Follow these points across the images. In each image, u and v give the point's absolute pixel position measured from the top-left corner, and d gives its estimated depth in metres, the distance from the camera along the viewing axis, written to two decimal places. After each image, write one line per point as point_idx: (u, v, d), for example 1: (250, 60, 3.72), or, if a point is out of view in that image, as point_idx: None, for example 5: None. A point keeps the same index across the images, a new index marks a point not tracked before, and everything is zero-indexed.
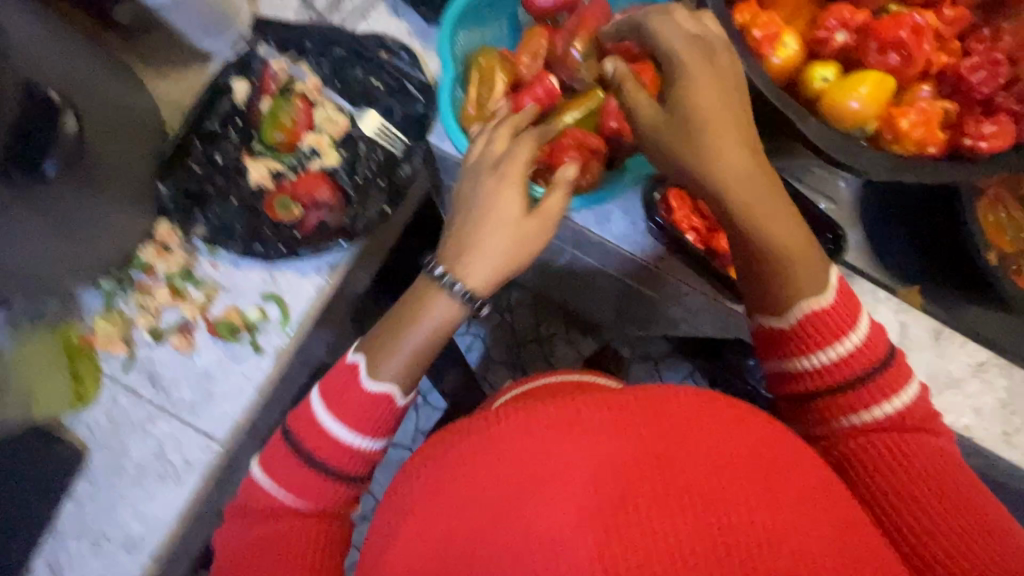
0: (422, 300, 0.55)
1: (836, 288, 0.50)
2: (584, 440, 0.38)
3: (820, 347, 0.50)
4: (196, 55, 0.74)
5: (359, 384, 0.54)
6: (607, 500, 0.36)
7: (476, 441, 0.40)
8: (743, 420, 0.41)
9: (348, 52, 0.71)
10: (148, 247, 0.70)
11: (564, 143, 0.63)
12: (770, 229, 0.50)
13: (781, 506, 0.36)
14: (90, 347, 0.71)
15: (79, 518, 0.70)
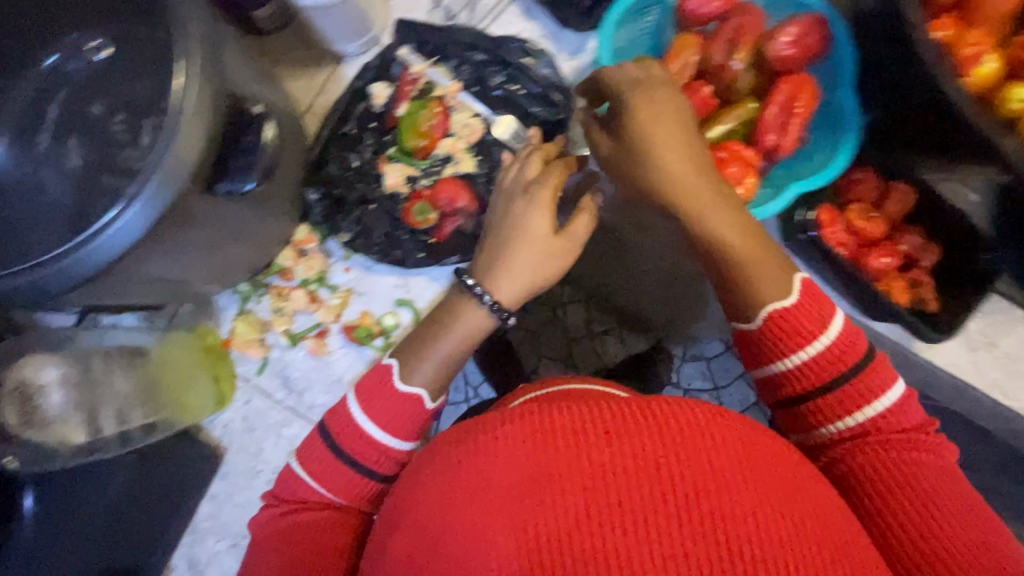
0: (455, 311, 0.58)
1: (800, 290, 0.52)
2: (532, 449, 0.39)
3: (795, 347, 0.51)
4: (327, 55, 0.72)
5: (392, 384, 0.57)
6: (537, 496, 0.37)
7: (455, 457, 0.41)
8: (715, 433, 0.40)
9: (488, 56, 0.70)
10: (286, 250, 0.70)
11: (724, 157, 0.63)
12: (753, 263, 0.54)
13: (741, 505, 0.37)
14: (228, 348, 0.70)
15: (217, 519, 0.71)
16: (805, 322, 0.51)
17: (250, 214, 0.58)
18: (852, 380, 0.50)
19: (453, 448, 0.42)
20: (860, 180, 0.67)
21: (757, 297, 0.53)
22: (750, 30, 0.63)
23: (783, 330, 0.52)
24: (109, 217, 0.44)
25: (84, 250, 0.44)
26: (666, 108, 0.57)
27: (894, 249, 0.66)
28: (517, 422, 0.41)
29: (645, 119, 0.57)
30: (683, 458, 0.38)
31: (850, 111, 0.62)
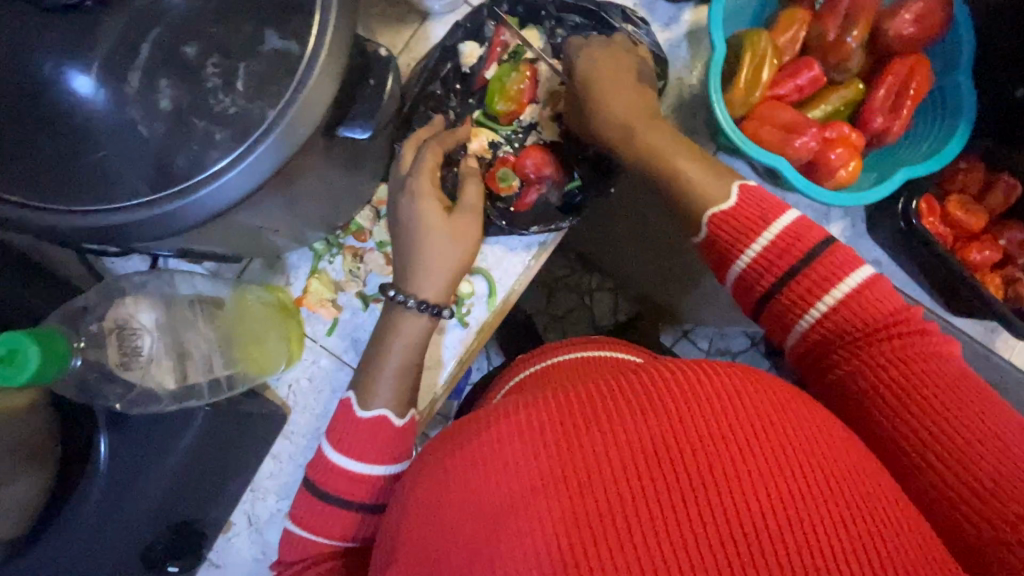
0: (392, 325, 0.61)
1: (739, 192, 0.55)
2: (508, 449, 0.42)
3: (747, 244, 0.54)
4: (413, 12, 0.70)
5: (354, 416, 0.60)
6: (544, 490, 0.40)
7: (445, 472, 0.44)
8: (675, 396, 0.42)
9: (584, 21, 0.68)
10: (365, 211, 0.69)
11: (831, 138, 0.61)
12: (698, 181, 0.57)
13: (735, 462, 0.39)
14: (300, 307, 0.70)
15: (278, 477, 0.70)
16: (755, 211, 0.54)
17: (341, 170, 0.58)
18: (807, 271, 0.51)
19: (474, 422, 0.47)
20: (966, 170, 0.64)
21: (700, 202, 0.57)
22: (870, 4, 0.60)
23: (735, 221, 0.54)
24: (216, 169, 0.46)
25: (194, 196, 0.46)
26: (619, 67, 0.62)
27: (993, 243, 0.65)
28: (493, 430, 0.44)
29: (603, 78, 0.62)
30: (688, 404, 0.42)
31: (967, 97, 0.60)
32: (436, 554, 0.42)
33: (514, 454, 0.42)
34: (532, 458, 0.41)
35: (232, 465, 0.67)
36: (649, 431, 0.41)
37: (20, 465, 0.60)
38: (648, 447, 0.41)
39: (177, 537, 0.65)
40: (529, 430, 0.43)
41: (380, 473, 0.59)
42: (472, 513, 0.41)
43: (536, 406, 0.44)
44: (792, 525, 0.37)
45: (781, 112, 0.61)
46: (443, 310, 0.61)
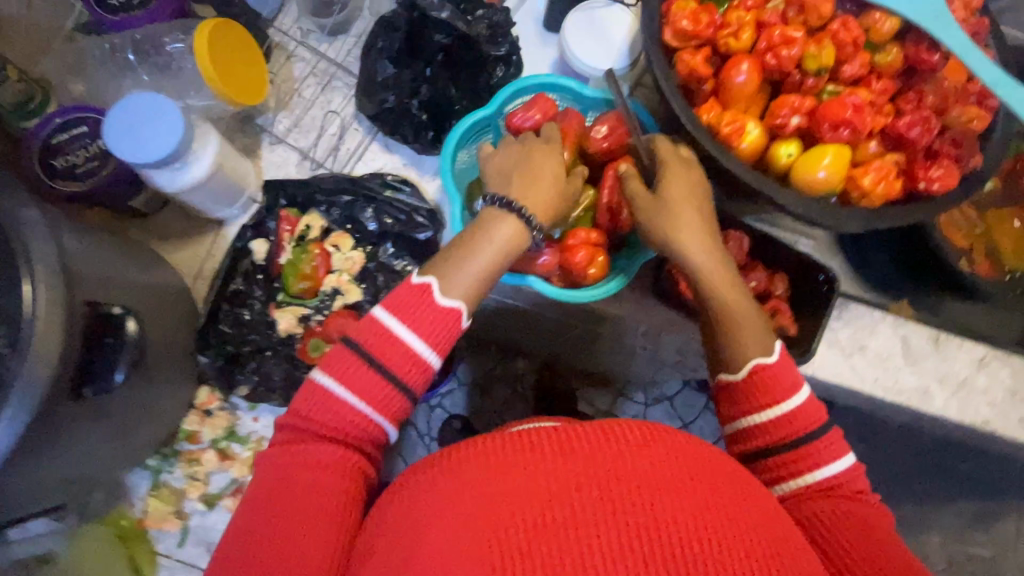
0: (488, 219, 0.59)
1: (778, 351, 0.58)
2: (454, 487, 0.41)
3: (761, 408, 0.57)
4: (209, 223, 0.78)
5: (428, 298, 0.55)
6: (479, 530, 0.38)
7: (385, 534, 0.43)
8: (607, 437, 0.42)
9: (354, 195, 0.76)
10: (191, 414, 0.71)
11: (574, 243, 0.70)
12: (745, 342, 0.58)
13: (659, 507, 0.38)
14: (145, 527, 0.70)
15: None
16: (782, 382, 0.57)
17: (140, 396, 0.60)
18: (801, 447, 0.55)
19: (414, 484, 0.45)
20: None
21: (740, 350, 0.58)
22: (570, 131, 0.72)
23: (755, 383, 0.57)
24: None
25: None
26: (671, 155, 0.61)
27: None
28: (443, 476, 0.43)
29: (670, 180, 0.60)
30: (631, 463, 0.41)
31: None
32: None
33: (454, 521, 0.39)
34: (464, 526, 0.38)
35: None
36: (596, 495, 0.39)
37: None
38: (588, 518, 0.38)
39: None
40: (477, 492, 0.40)
41: (428, 358, 0.55)
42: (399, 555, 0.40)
43: (481, 461, 0.42)
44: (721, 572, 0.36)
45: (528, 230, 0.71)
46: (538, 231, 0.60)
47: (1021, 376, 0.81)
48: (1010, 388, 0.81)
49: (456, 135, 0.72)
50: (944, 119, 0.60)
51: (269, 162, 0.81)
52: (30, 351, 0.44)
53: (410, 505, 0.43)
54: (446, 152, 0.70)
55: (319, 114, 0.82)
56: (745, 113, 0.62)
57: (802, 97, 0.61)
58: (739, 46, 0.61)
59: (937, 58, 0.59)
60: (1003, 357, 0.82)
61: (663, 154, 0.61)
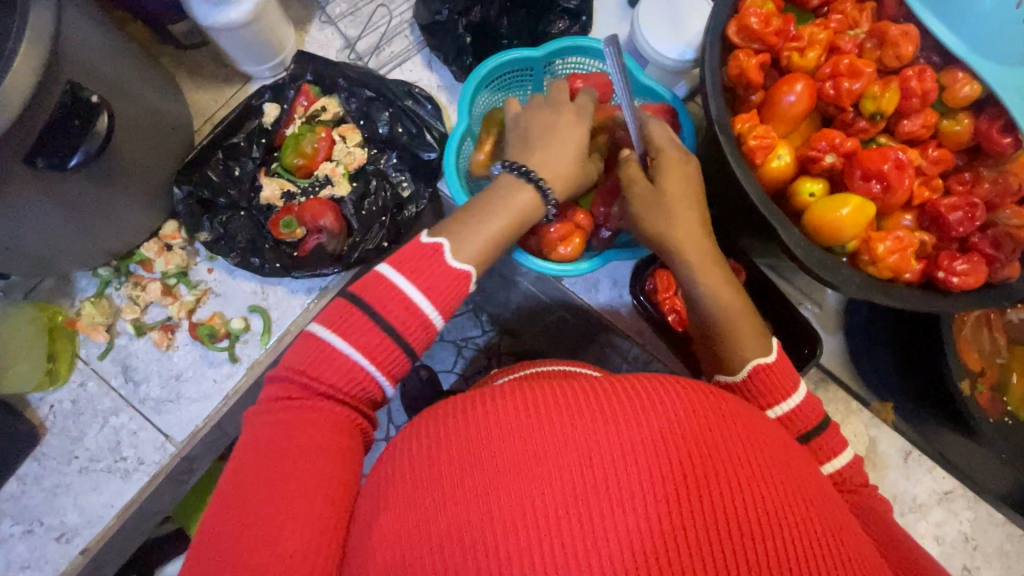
0: (510, 189, 0.55)
1: (778, 349, 0.54)
2: (558, 424, 0.39)
3: (776, 401, 0.52)
4: (237, 75, 0.79)
5: (443, 261, 0.50)
6: (612, 474, 0.37)
7: (451, 432, 0.41)
8: (707, 404, 0.41)
9: (376, 94, 0.75)
10: (151, 243, 0.73)
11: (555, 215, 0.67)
12: (742, 336, 0.54)
13: (777, 475, 0.39)
14: (74, 328, 0.72)
15: (45, 463, 0.69)
16: (785, 379, 0.52)
17: (99, 198, 0.62)
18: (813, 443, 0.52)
19: (478, 406, 0.42)
20: None
21: (741, 352, 0.54)
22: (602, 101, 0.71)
23: (770, 377, 0.52)
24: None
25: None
26: (664, 136, 0.60)
27: None
28: (522, 400, 0.41)
29: (665, 168, 0.58)
30: (737, 431, 0.40)
31: None
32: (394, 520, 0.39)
33: (584, 459, 0.38)
34: (590, 463, 0.38)
35: None
36: (718, 464, 0.38)
37: None
38: (723, 481, 0.37)
39: None
40: (595, 431, 0.39)
41: (434, 317, 0.49)
42: (510, 476, 0.38)
43: (579, 401, 0.40)
44: (840, 540, 0.37)
45: None
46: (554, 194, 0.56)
47: (982, 525, 0.74)
48: (965, 533, 0.74)
49: (483, 70, 0.70)
50: (991, 214, 0.54)
51: (313, 39, 0.81)
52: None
53: (478, 427, 0.40)
54: (471, 78, 0.68)
55: (378, 9, 0.81)
56: (780, 135, 0.58)
57: (847, 137, 0.56)
58: (802, 64, 0.57)
59: (1007, 143, 0.53)
60: (970, 499, 0.75)
61: (654, 132, 0.60)
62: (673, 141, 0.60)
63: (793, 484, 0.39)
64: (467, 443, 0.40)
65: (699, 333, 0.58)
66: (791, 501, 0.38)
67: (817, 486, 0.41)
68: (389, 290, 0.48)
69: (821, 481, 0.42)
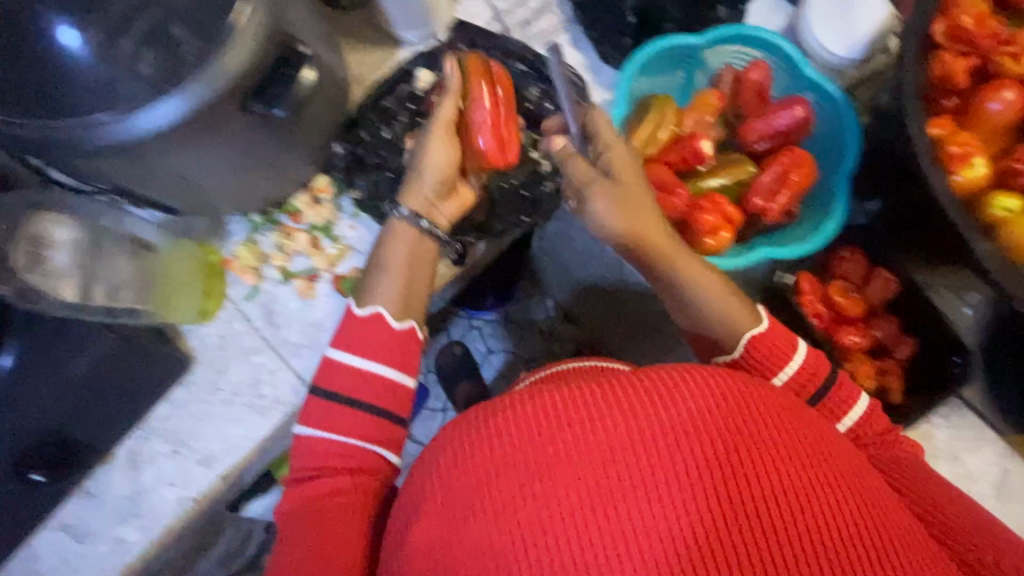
0: (387, 234, 0.67)
1: (766, 318, 0.60)
2: (598, 417, 0.47)
3: (776, 369, 0.59)
4: (389, 38, 0.81)
5: (353, 313, 0.63)
6: (656, 452, 0.45)
7: (503, 427, 0.49)
8: (715, 387, 0.48)
9: (529, 69, 0.76)
10: (302, 195, 0.76)
11: (704, 205, 0.66)
12: (728, 313, 0.61)
13: (788, 448, 0.46)
14: (227, 269, 0.76)
15: (195, 392, 0.75)
16: (780, 346, 0.59)
17: (278, 145, 0.65)
18: (827, 400, 0.60)
19: (521, 410, 0.49)
20: (847, 259, 0.69)
21: (735, 330, 0.60)
22: (765, 90, 0.70)
23: (765, 348, 0.59)
24: (121, 113, 0.52)
25: (103, 127, 0.52)
26: (607, 127, 0.63)
27: (865, 330, 0.69)
28: (558, 400, 0.49)
29: (617, 164, 0.62)
30: (751, 411, 0.47)
31: (841, 200, 0.65)
32: (490, 514, 0.46)
33: (634, 436, 0.46)
34: (637, 446, 0.45)
35: (115, 403, 0.70)
36: (744, 445, 0.46)
37: None
38: (749, 457, 0.45)
39: (58, 450, 0.67)
40: (635, 414, 0.47)
41: (393, 376, 0.62)
42: (567, 455, 0.46)
43: (604, 397, 0.48)
44: (845, 496, 0.46)
45: (662, 172, 0.68)
46: (426, 221, 0.66)
47: None
48: None
49: (648, 53, 0.68)
50: None
51: (464, 6, 0.81)
52: (213, 61, 0.52)
53: (529, 421, 0.48)
54: (635, 60, 0.67)
55: None
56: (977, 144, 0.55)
57: None
58: (1014, 71, 0.54)
59: None
60: None
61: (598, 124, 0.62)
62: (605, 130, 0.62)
63: (807, 452, 0.47)
64: (521, 442, 0.47)
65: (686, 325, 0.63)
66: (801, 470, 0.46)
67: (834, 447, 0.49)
68: (350, 370, 0.61)
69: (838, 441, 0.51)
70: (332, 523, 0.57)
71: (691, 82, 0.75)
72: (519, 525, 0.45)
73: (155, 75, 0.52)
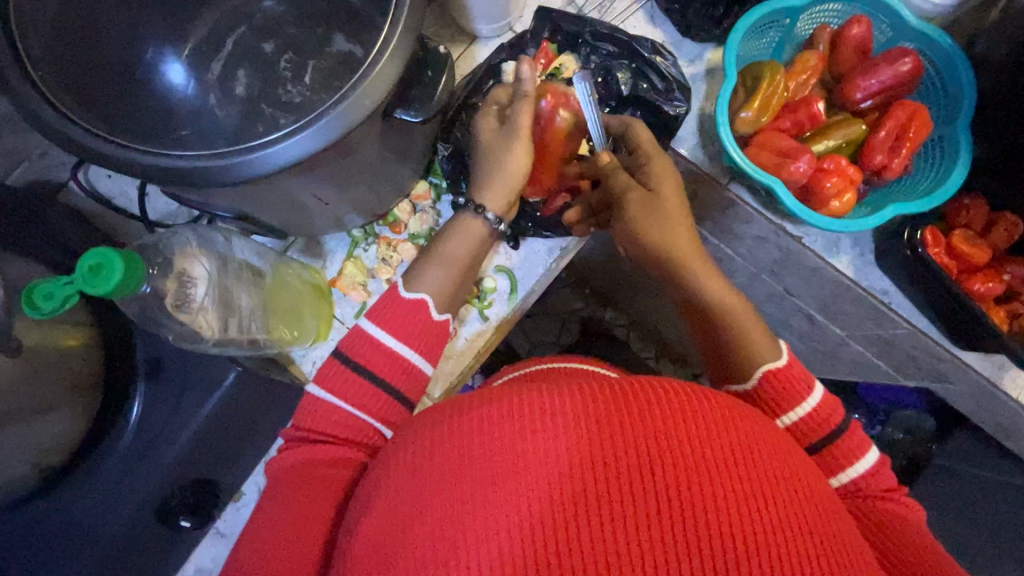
0: (450, 225, 0.67)
1: (787, 353, 0.60)
2: (524, 429, 0.42)
3: (788, 408, 0.58)
4: (463, 34, 0.79)
5: (399, 294, 0.62)
6: (558, 480, 0.40)
7: (448, 426, 0.45)
8: (647, 407, 0.43)
9: (618, 49, 0.74)
10: (403, 203, 0.74)
11: (827, 168, 0.66)
12: (753, 333, 0.61)
13: (719, 481, 0.40)
14: (333, 288, 0.74)
15: None
16: (797, 385, 0.58)
17: (387, 153, 0.62)
18: (830, 445, 0.57)
19: (467, 412, 0.45)
20: (970, 206, 0.69)
21: (754, 357, 0.60)
22: (866, 46, 0.70)
23: (785, 380, 0.58)
24: (270, 141, 0.51)
25: (257, 155, 0.50)
26: (647, 136, 0.66)
27: (998, 277, 0.68)
28: (494, 405, 0.45)
29: (656, 175, 0.65)
30: (684, 436, 0.42)
31: (963, 145, 0.65)
32: (408, 508, 0.42)
33: (520, 439, 0.42)
34: (546, 476, 0.41)
35: (240, 440, 0.68)
36: (662, 474, 0.40)
37: (60, 396, 0.61)
38: (661, 488, 0.40)
39: (191, 493, 0.65)
40: (536, 416, 0.43)
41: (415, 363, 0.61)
42: (472, 472, 0.41)
43: (538, 408, 0.43)
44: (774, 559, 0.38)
45: (777, 139, 0.67)
46: (492, 216, 0.66)
47: None
48: None
49: (748, 21, 0.68)
50: None
51: None
52: (366, 79, 0.51)
53: (466, 427, 0.44)
54: (738, 29, 0.66)
55: None
56: None
57: None
58: None
59: None
60: None
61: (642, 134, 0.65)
62: (651, 141, 0.66)
63: (740, 490, 0.40)
64: (451, 441, 0.44)
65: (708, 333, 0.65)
66: (728, 510, 0.39)
67: (767, 464, 0.42)
68: (372, 343, 0.59)
69: (785, 459, 0.43)
70: (317, 494, 0.53)
71: (783, 45, 0.74)
72: (415, 518, 0.41)
73: (248, 91, 0.51)
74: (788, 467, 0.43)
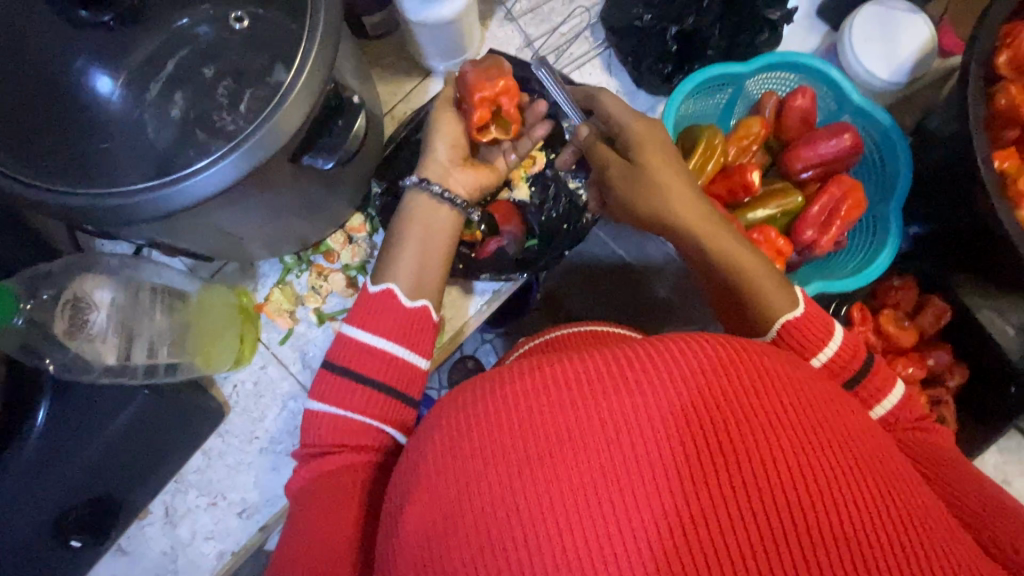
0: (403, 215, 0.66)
1: (805, 302, 0.57)
2: (563, 396, 0.40)
3: (814, 347, 0.55)
4: (418, 67, 0.78)
5: (367, 292, 0.62)
6: (623, 443, 0.38)
7: (445, 444, 0.42)
8: (695, 357, 0.41)
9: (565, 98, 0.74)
10: (337, 233, 0.74)
11: (756, 240, 0.66)
12: (766, 282, 0.59)
13: (792, 432, 0.38)
14: (259, 312, 0.73)
15: (225, 448, 0.72)
16: (816, 330, 0.55)
17: (320, 187, 0.63)
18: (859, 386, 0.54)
19: (474, 408, 0.42)
20: (899, 288, 0.72)
21: (768, 311, 0.57)
22: (811, 116, 0.69)
23: (802, 327, 0.55)
24: (187, 173, 0.49)
25: (153, 196, 0.49)
26: (622, 106, 0.64)
27: (921, 362, 0.71)
28: (523, 382, 0.42)
29: (641, 143, 0.62)
30: (747, 391, 0.40)
31: (893, 230, 0.65)
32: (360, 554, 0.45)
33: (560, 408, 0.39)
34: (613, 440, 0.38)
35: (148, 462, 0.67)
36: (744, 432, 0.38)
37: None
38: (745, 448, 0.38)
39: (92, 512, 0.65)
40: (619, 377, 0.40)
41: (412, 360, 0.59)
42: (523, 450, 0.39)
43: (567, 376, 0.41)
44: (859, 498, 0.37)
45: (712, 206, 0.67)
46: (437, 186, 0.64)
47: None
48: None
49: (691, 85, 0.68)
50: None
51: (493, 32, 0.78)
52: (269, 123, 0.49)
53: (479, 422, 0.41)
54: (680, 93, 0.67)
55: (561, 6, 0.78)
56: None
57: None
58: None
59: None
60: None
61: (611, 102, 0.64)
62: (625, 109, 0.64)
63: (816, 438, 0.39)
64: (464, 455, 0.40)
65: (725, 296, 0.61)
66: (810, 464, 0.37)
67: (835, 425, 0.40)
68: (354, 345, 0.59)
69: (849, 416, 0.41)
70: (332, 501, 0.54)
71: (729, 108, 0.74)
72: (445, 512, 0.40)
73: (183, 115, 0.52)
74: (867, 442, 0.40)
